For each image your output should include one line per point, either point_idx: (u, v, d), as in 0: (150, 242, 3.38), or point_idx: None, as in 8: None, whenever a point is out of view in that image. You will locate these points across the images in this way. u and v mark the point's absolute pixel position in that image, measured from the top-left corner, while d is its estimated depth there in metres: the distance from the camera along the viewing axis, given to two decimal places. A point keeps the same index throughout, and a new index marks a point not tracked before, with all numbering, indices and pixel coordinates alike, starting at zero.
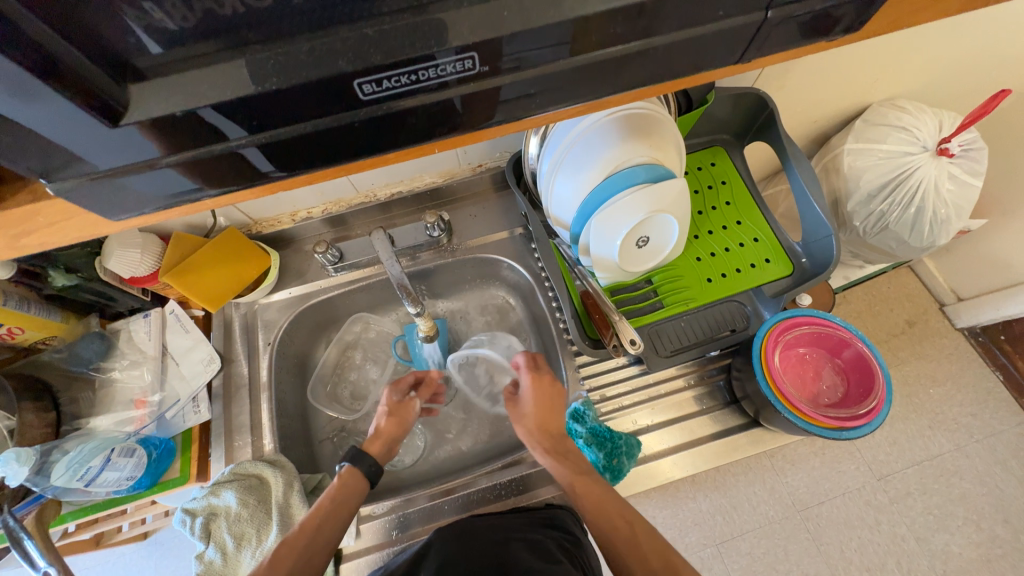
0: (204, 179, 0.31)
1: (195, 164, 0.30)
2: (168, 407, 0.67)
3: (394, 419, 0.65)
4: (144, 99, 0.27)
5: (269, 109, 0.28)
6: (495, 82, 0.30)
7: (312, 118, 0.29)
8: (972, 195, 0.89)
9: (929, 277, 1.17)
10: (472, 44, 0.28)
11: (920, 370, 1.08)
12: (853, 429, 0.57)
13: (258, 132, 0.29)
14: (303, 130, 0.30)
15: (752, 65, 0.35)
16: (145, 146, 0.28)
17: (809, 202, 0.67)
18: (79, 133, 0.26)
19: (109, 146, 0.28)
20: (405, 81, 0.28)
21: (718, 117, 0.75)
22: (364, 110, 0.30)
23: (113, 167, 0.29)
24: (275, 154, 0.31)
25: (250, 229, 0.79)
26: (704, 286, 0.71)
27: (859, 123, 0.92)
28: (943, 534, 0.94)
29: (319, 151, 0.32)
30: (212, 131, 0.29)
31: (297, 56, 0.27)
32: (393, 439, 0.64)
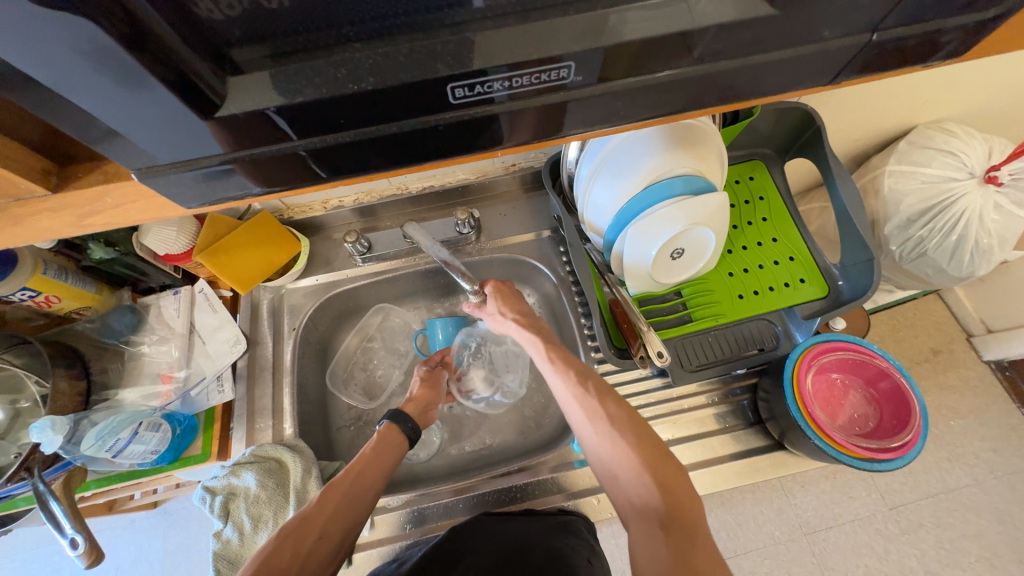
0: (273, 174, 0.32)
1: (261, 160, 0.30)
2: (193, 384, 0.69)
3: (426, 386, 0.72)
4: (240, 93, 0.27)
5: (357, 109, 0.28)
6: (581, 93, 0.30)
7: (397, 119, 0.29)
8: (1018, 227, 0.86)
9: (959, 306, 1.14)
10: (571, 54, 0.27)
11: (941, 401, 1.05)
12: (884, 461, 0.56)
13: (341, 130, 0.29)
14: (383, 131, 0.30)
15: (839, 86, 0.34)
16: (221, 143, 0.29)
17: (851, 223, 0.64)
18: (169, 125, 0.27)
19: (191, 139, 0.28)
20: (497, 87, 0.28)
21: (761, 130, 0.73)
22: (438, 114, 0.29)
23: (194, 157, 0.29)
24: (348, 152, 0.31)
25: (281, 214, 0.80)
26: (735, 303, 0.70)
27: (904, 144, 0.89)
28: (953, 570, 0.92)
29: (382, 150, 0.31)
30: (287, 131, 0.29)
31: (396, 57, 0.27)
32: (426, 405, 0.71)
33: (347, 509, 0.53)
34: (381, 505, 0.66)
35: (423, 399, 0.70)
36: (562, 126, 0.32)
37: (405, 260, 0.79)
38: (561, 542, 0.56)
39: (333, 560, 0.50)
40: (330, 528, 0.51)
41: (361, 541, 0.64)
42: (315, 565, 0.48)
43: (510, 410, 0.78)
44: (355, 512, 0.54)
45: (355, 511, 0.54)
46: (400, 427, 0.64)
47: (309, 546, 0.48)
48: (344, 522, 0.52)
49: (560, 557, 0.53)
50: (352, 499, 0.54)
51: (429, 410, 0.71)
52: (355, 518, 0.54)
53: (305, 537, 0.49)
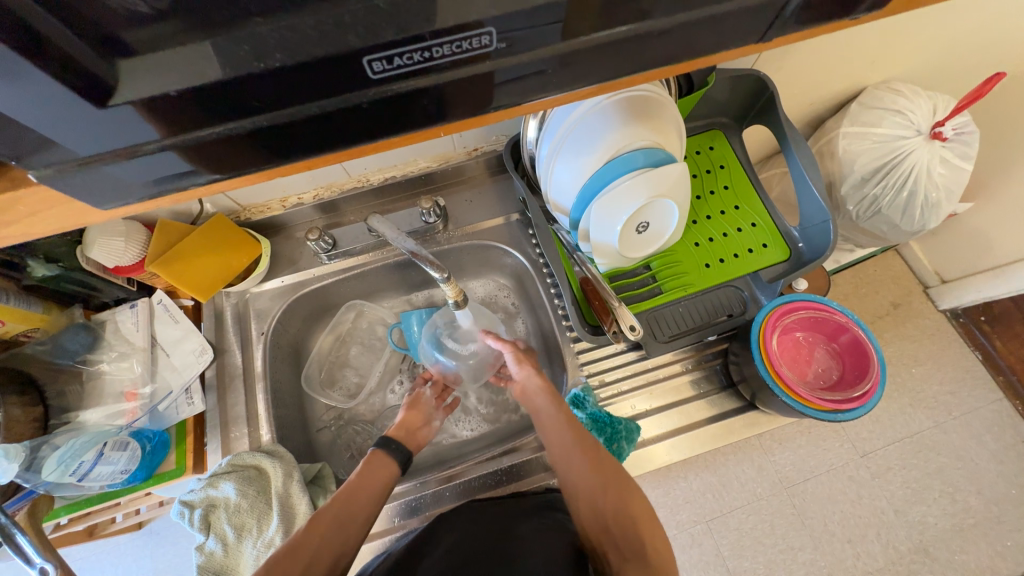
0: (193, 167, 0.30)
1: (182, 151, 0.29)
2: (160, 399, 0.66)
3: (412, 409, 0.70)
4: (137, 77, 0.25)
5: (269, 88, 0.27)
6: (510, 62, 0.29)
7: (316, 99, 0.28)
8: (963, 179, 0.90)
9: (915, 260, 1.19)
10: (491, 19, 0.26)
11: (902, 350, 1.11)
12: (848, 411, 0.59)
13: (256, 114, 0.28)
14: (306, 113, 0.29)
15: (763, 45, 0.34)
16: (130, 132, 0.27)
17: (807, 185, 0.66)
18: (63, 114, 0.25)
19: (90, 128, 0.26)
20: (417, 59, 0.27)
21: (718, 100, 0.74)
22: (367, 92, 0.28)
23: (96, 153, 0.28)
24: (268, 138, 0.30)
25: (238, 216, 0.76)
26: (702, 272, 0.71)
27: (855, 106, 0.91)
28: (920, 507, 0.98)
29: (312, 134, 0.30)
30: (200, 114, 0.27)
31: (303, 30, 0.25)
32: (412, 425, 0.68)
33: (337, 534, 0.53)
34: None
35: (410, 420, 0.69)
36: (500, 101, 0.31)
37: (373, 255, 0.78)
38: (544, 517, 0.57)
39: None
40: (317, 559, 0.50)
41: None
42: None
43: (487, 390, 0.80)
44: (346, 538, 0.53)
45: (344, 537, 0.53)
46: (389, 450, 0.62)
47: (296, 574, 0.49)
48: (332, 549, 0.52)
49: (547, 536, 0.54)
50: (339, 530, 0.53)
51: (418, 430, 0.68)
52: (345, 544, 0.53)
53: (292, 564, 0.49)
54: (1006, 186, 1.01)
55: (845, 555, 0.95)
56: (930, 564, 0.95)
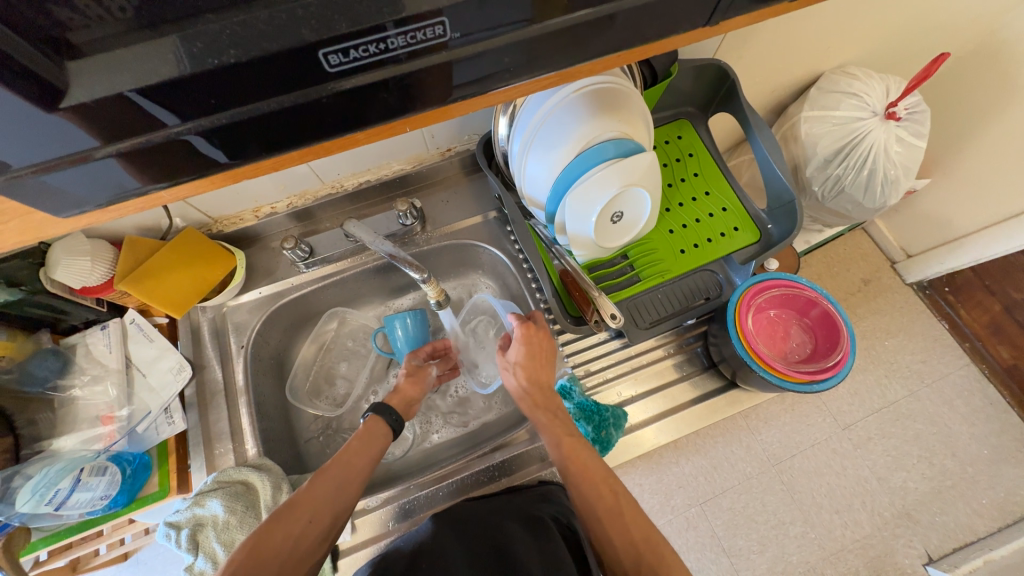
0: (153, 169, 0.30)
1: (137, 154, 0.28)
2: (138, 421, 0.64)
3: (412, 381, 0.70)
4: (85, 79, 0.25)
5: (224, 85, 0.27)
6: (467, 50, 0.29)
7: (276, 93, 0.28)
8: (918, 156, 0.95)
9: (880, 237, 1.25)
10: (443, 8, 0.27)
11: (874, 324, 1.16)
12: (822, 382, 0.61)
13: (213, 112, 0.28)
14: (265, 109, 0.28)
15: (711, 31, 0.36)
16: (78, 136, 0.27)
17: (771, 168, 0.69)
18: (7, 123, 0.25)
19: (34, 136, 0.26)
20: (373, 50, 0.27)
21: (683, 89, 0.76)
22: (323, 86, 0.28)
23: (46, 160, 0.27)
24: (226, 138, 0.29)
25: (210, 229, 0.75)
26: (678, 258, 0.73)
27: (814, 91, 0.95)
28: (901, 473, 1.02)
29: (271, 131, 0.30)
30: (150, 116, 0.27)
31: (256, 26, 0.25)
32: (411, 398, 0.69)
33: (333, 495, 0.53)
34: (360, 508, 0.65)
35: (410, 393, 0.69)
36: (457, 90, 0.31)
37: (351, 261, 0.77)
38: (536, 516, 0.57)
39: (324, 540, 0.51)
40: (318, 514, 0.51)
41: (345, 546, 0.63)
42: (306, 546, 0.49)
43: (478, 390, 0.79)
44: (344, 498, 0.53)
45: (343, 496, 0.53)
46: (385, 419, 0.63)
47: (298, 530, 0.49)
48: (333, 506, 0.52)
49: (537, 528, 0.55)
50: (336, 493, 0.53)
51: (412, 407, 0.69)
52: (344, 504, 0.53)
53: (294, 522, 0.49)
54: (958, 161, 1.07)
55: (834, 524, 0.99)
56: (914, 527, 0.99)
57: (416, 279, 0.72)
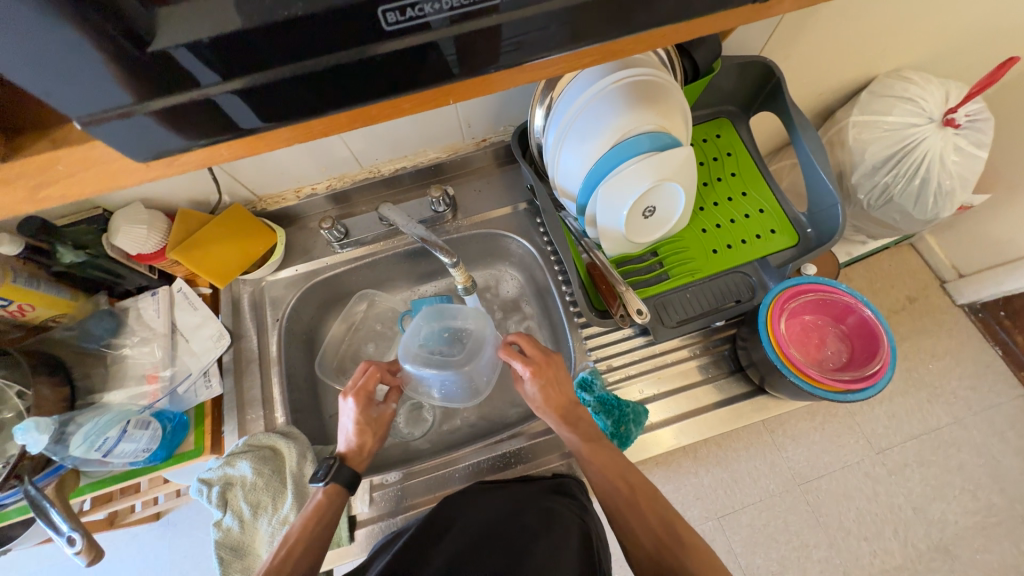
0: (195, 127, 0.30)
1: (179, 111, 0.29)
2: (179, 381, 0.68)
3: (370, 432, 0.64)
4: (166, 31, 0.25)
5: (270, 45, 0.27)
6: (507, 15, 0.29)
7: (320, 55, 0.28)
8: (977, 166, 0.89)
9: (930, 253, 1.19)
10: None
11: (920, 346, 1.11)
12: (858, 391, 0.58)
13: (257, 73, 0.28)
14: (307, 70, 0.28)
15: (764, 9, 0.35)
16: (121, 91, 0.26)
17: (815, 170, 0.67)
18: (67, 71, 0.25)
19: (86, 88, 0.26)
20: (410, 15, 0.27)
21: (724, 87, 0.74)
22: (371, 47, 0.28)
23: (92, 113, 0.27)
24: (266, 99, 0.29)
25: (254, 206, 0.79)
26: (710, 257, 0.72)
27: (865, 95, 0.90)
28: (939, 504, 0.99)
29: (316, 95, 0.30)
30: (191, 72, 0.27)
31: None
32: (366, 448, 0.64)
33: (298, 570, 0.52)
34: (377, 482, 0.67)
35: (367, 445, 0.64)
36: (492, 58, 0.31)
37: (384, 243, 0.79)
38: (542, 505, 0.57)
39: None
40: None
41: (361, 519, 0.65)
42: None
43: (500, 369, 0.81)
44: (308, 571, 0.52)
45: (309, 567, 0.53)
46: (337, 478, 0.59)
47: None
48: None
49: (550, 516, 0.55)
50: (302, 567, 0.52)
51: (371, 453, 0.65)
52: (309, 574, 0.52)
53: None
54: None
55: (862, 552, 0.97)
56: (952, 562, 0.96)
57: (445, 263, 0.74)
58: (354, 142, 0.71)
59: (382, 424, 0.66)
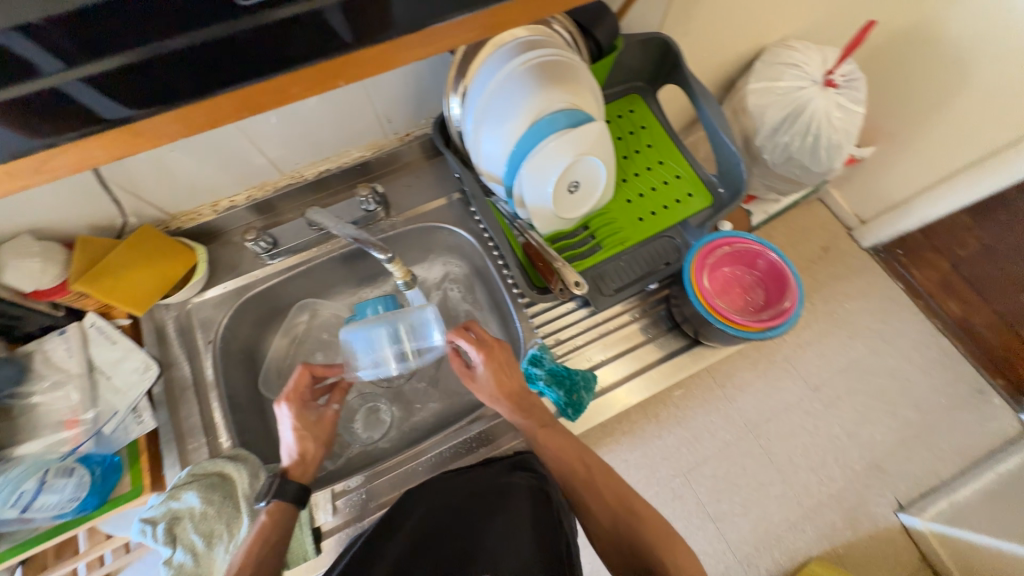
0: (58, 125, 0.29)
1: (35, 106, 0.28)
2: (105, 422, 0.63)
3: (312, 441, 0.62)
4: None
5: (116, 23, 0.26)
6: None
7: (176, 34, 0.27)
8: (858, 122, 0.99)
9: (837, 207, 1.32)
10: None
11: (836, 289, 1.24)
12: (775, 328, 0.65)
13: (109, 55, 0.27)
14: (165, 50, 0.28)
15: None
16: None
17: (718, 134, 0.72)
18: None
19: None
20: None
21: (631, 64, 0.79)
22: (236, 22, 0.28)
23: None
24: (129, 84, 0.28)
25: (167, 226, 0.74)
26: (636, 225, 0.76)
27: (759, 65, 0.99)
28: (868, 428, 1.11)
29: (188, 74, 0.29)
30: (29, 59, 0.26)
31: None
32: (311, 456, 0.62)
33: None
34: (339, 489, 0.65)
35: (313, 453, 0.62)
36: (374, 27, 0.30)
37: (317, 249, 0.77)
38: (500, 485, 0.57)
39: None
40: None
41: (327, 528, 0.64)
42: None
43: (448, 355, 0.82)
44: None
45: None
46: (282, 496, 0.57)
47: None
48: None
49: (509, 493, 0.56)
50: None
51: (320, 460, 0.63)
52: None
53: None
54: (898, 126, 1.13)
55: (811, 482, 1.07)
56: (884, 478, 1.08)
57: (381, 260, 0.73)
58: (269, 147, 0.69)
59: (327, 428, 0.65)
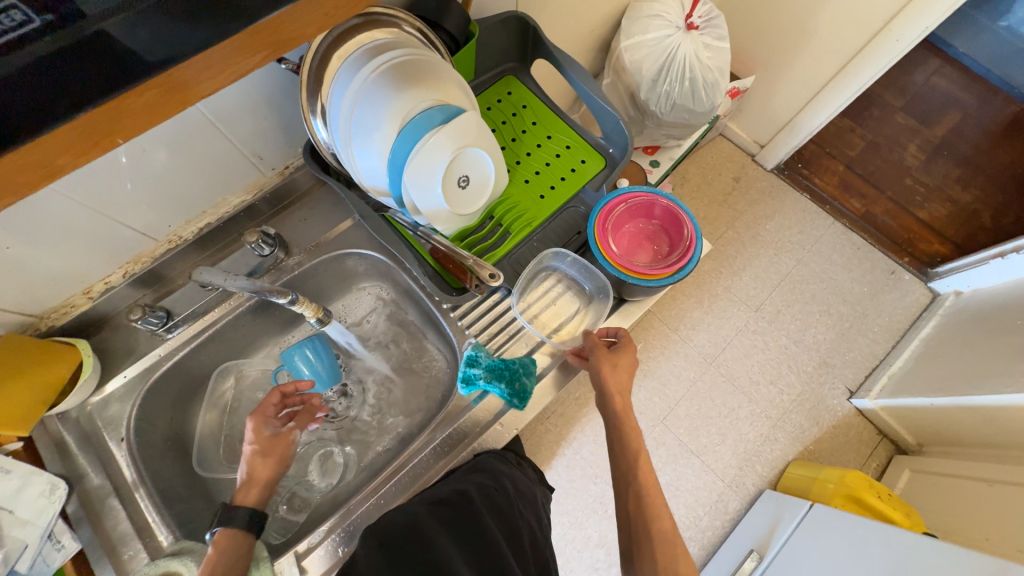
0: None
1: None
2: (17, 560, 0.54)
3: (268, 460, 0.60)
4: None
5: None
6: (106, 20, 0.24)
7: None
8: (725, 56, 1.06)
9: (736, 137, 1.39)
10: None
11: (754, 214, 1.32)
12: (682, 269, 0.68)
13: None
14: None
15: None
16: None
17: (593, 99, 0.73)
18: None
19: None
20: None
21: (495, 47, 0.78)
22: None
23: None
24: None
25: (38, 328, 0.66)
26: (539, 203, 0.76)
27: (625, 22, 1.03)
28: (810, 330, 1.21)
29: None
30: None
31: None
32: (267, 478, 0.60)
33: None
34: (303, 548, 0.62)
35: (265, 475, 0.60)
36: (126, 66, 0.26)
37: (219, 310, 0.72)
38: (464, 502, 0.56)
39: None
40: None
41: None
42: None
43: (406, 373, 0.82)
44: None
45: None
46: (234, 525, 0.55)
47: None
48: None
49: (463, 499, 0.56)
50: None
51: (275, 484, 0.61)
52: None
53: None
54: None
55: (773, 394, 1.15)
56: (833, 371, 1.17)
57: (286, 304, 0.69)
58: (132, 217, 0.63)
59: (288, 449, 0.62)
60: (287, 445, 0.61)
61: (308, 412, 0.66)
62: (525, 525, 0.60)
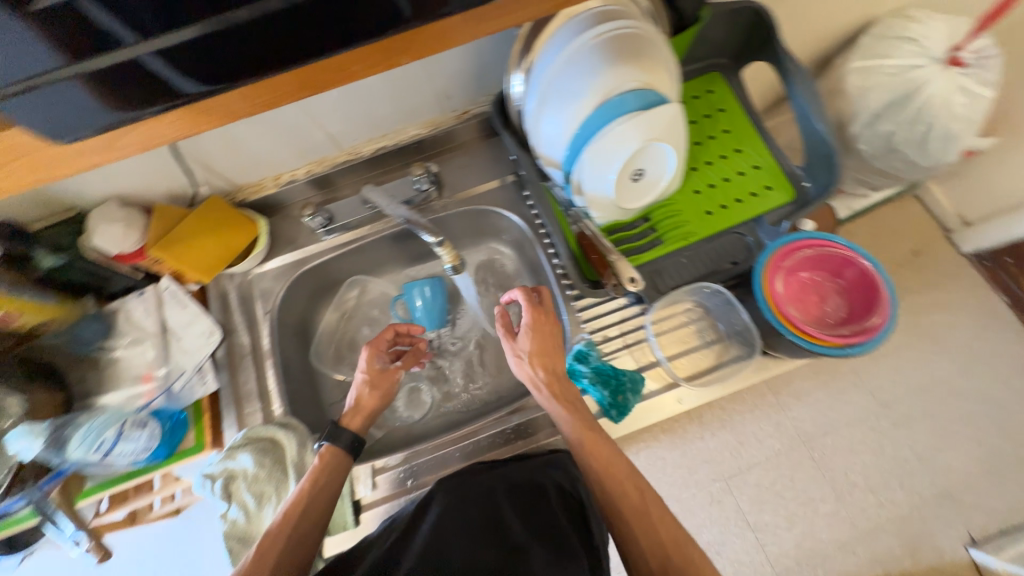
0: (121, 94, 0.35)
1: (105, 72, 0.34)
2: (175, 379, 0.67)
3: (376, 392, 0.65)
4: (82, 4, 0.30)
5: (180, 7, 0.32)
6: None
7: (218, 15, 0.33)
8: (983, 108, 0.83)
9: (935, 205, 1.13)
10: None
11: (932, 299, 1.05)
12: (856, 346, 0.58)
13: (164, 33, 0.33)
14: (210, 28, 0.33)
15: None
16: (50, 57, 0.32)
17: (810, 122, 0.62)
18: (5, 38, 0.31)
19: None
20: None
21: (714, 39, 0.70)
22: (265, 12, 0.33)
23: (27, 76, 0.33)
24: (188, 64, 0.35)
25: (234, 197, 0.77)
26: (703, 220, 0.69)
27: (866, 39, 0.86)
28: (949, 452, 0.92)
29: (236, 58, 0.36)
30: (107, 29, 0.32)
31: None
32: (372, 407, 0.65)
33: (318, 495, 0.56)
34: (379, 465, 0.67)
35: (372, 407, 0.65)
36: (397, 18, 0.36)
37: (369, 228, 0.78)
38: (542, 498, 0.57)
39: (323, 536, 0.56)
40: (308, 512, 0.55)
41: (365, 501, 0.66)
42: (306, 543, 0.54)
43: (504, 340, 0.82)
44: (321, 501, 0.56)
45: (320, 501, 0.56)
46: (337, 440, 0.60)
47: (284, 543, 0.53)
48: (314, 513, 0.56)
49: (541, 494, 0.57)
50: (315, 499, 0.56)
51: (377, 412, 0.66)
52: (320, 508, 0.56)
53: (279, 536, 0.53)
54: None
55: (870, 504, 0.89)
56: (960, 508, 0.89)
57: (430, 243, 0.72)
58: (330, 124, 0.69)
59: (389, 385, 0.67)
60: (392, 380, 0.67)
61: (414, 354, 0.72)
62: (596, 544, 0.56)
